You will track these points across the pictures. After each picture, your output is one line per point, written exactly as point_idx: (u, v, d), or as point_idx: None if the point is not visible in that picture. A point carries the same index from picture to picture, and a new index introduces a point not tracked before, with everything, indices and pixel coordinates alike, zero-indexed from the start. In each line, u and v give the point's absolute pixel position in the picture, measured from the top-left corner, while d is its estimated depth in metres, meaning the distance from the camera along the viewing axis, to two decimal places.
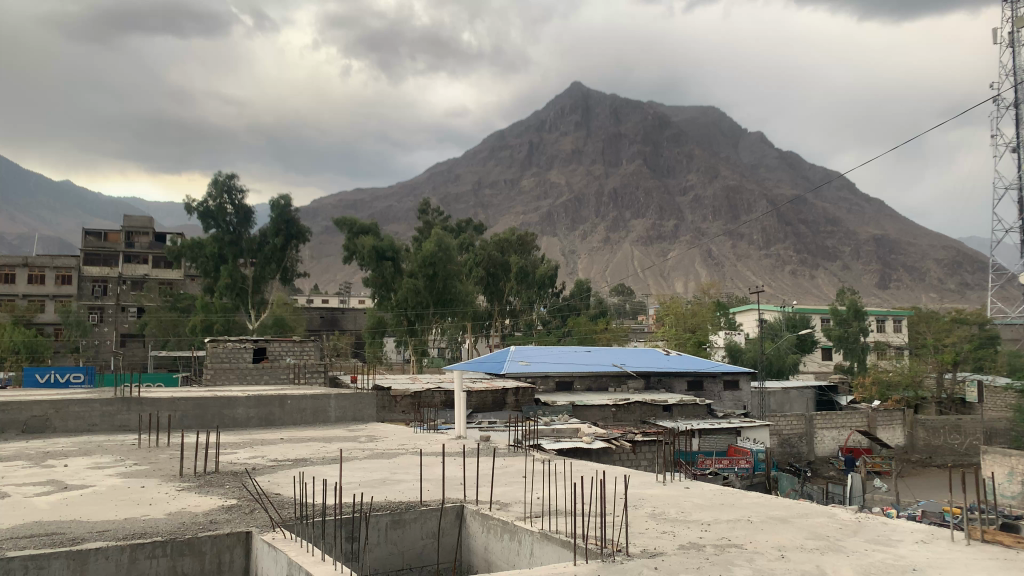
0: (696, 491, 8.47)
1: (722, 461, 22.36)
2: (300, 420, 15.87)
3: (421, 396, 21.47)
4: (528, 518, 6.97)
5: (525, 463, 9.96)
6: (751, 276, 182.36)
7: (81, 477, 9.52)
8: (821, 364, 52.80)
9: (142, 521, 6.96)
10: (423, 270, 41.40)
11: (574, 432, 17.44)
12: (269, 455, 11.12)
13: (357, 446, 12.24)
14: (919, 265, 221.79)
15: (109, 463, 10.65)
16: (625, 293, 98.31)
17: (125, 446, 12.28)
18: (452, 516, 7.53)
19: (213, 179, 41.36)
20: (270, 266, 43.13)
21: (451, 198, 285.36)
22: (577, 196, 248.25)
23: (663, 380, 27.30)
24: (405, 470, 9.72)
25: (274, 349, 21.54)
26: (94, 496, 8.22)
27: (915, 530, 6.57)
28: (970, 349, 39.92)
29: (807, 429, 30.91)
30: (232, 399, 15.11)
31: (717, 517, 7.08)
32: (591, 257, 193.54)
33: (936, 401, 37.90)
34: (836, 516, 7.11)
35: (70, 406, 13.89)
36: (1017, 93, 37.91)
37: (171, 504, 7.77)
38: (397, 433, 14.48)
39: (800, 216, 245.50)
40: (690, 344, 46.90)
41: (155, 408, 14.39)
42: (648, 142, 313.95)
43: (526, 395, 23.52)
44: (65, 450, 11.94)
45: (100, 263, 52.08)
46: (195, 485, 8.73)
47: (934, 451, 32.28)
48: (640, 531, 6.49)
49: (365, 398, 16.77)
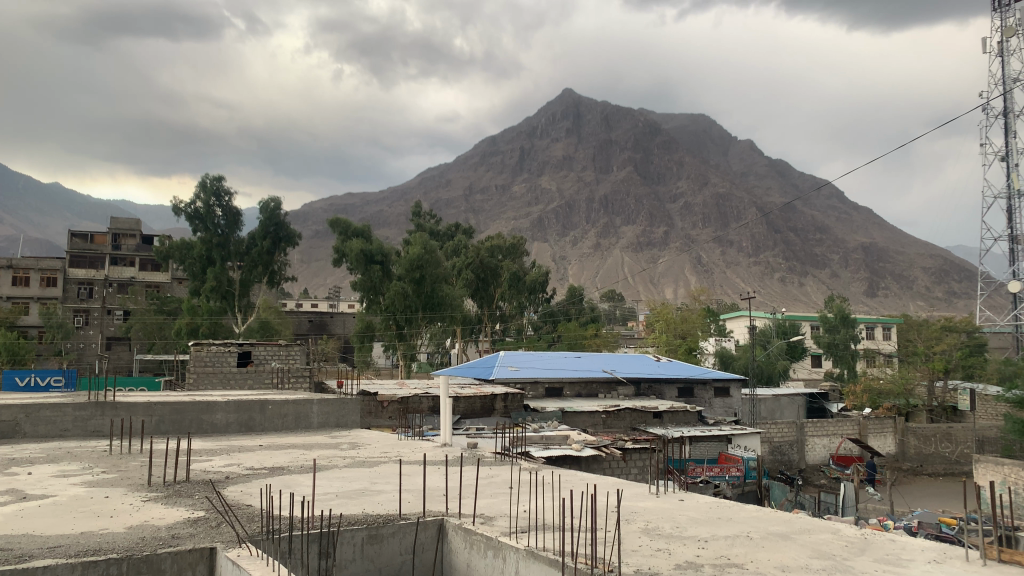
0: (691, 504, 8.08)
1: (714, 469, 21.93)
2: (280, 427, 15.32)
3: (408, 401, 21.07)
4: (513, 534, 6.54)
5: (512, 473, 9.58)
6: (741, 283, 182.67)
7: (44, 485, 8.99)
8: (810, 371, 52.89)
9: (99, 535, 6.46)
10: (410, 274, 40.96)
11: (563, 439, 17.07)
12: (245, 463, 10.63)
13: (337, 453, 11.77)
14: (907, 273, 223.27)
15: (76, 470, 10.12)
16: (613, 299, 97.85)
17: (96, 452, 11.76)
18: (432, 531, 7.09)
19: (201, 180, 40.83)
20: (256, 268, 42.50)
21: (442, 203, 285.53)
22: (568, 202, 248.80)
23: (654, 386, 26.96)
24: (385, 480, 9.28)
25: (259, 352, 20.97)
26: (53, 506, 7.72)
27: (926, 548, 6.20)
28: (960, 357, 39.84)
29: (798, 436, 30.66)
30: (211, 404, 14.61)
31: (715, 533, 6.69)
32: (582, 265, 193.09)
33: (927, 409, 37.49)
34: (841, 531, 6.74)
35: (41, 410, 13.33)
36: (1006, 102, 37.90)
37: (135, 515, 7.28)
38: (381, 440, 14.03)
39: (789, 224, 246.72)
40: (680, 351, 46.71)
41: (130, 413, 13.79)
42: (639, 149, 314.76)
43: (515, 402, 23.01)
44: (31, 456, 11.37)
45: (86, 264, 50.44)
46: (163, 495, 8.25)
47: (925, 459, 32.21)
48: (632, 550, 6.07)
49: (349, 403, 16.32)
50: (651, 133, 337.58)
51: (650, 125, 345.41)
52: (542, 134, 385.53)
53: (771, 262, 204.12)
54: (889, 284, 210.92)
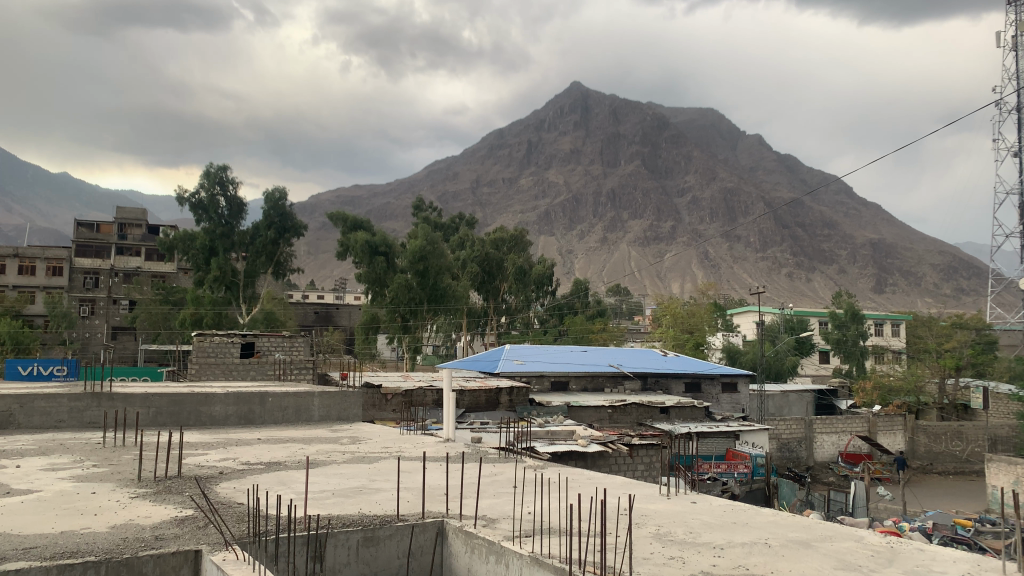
0: (704, 507, 7.67)
1: (721, 465, 22.50)
2: (281, 419, 14.96)
3: (412, 395, 20.68)
4: (517, 538, 6.16)
5: (517, 471, 9.19)
6: (748, 279, 181.74)
7: (29, 480, 8.64)
8: (818, 367, 52.08)
9: (79, 536, 6.10)
10: (413, 266, 40.63)
11: (569, 434, 16.62)
12: (240, 458, 10.28)
13: (335, 448, 11.38)
14: (915, 270, 221.72)
15: (65, 464, 9.77)
16: (619, 293, 97.06)
17: (89, 445, 11.45)
18: (431, 532, 6.71)
19: (205, 169, 40.46)
20: (261, 258, 42.40)
21: (449, 197, 284.99)
22: (574, 196, 247.59)
23: (660, 381, 26.49)
24: (384, 477, 8.92)
25: (263, 344, 20.71)
26: (36, 503, 7.37)
27: (959, 559, 5.80)
28: (971, 355, 39.24)
29: (807, 433, 30.21)
30: (210, 395, 14.31)
31: (730, 539, 6.30)
32: (588, 258, 192.24)
33: (937, 407, 36.82)
34: (865, 539, 6.34)
35: (35, 401, 13.01)
36: (1019, 98, 37.17)
37: (120, 514, 6.92)
38: (382, 435, 13.61)
39: (796, 220, 245.20)
40: (687, 346, 46.30)
41: (127, 404, 13.46)
42: (647, 144, 313.51)
43: (521, 395, 22.54)
44: (23, 448, 11.07)
45: (92, 254, 49.02)
46: (152, 492, 7.91)
47: (935, 457, 31.64)
48: (644, 558, 5.67)
49: (351, 396, 15.87)
50: (659, 127, 335.21)
51: (658, 120, 343.37)
52: (550, 127, 384.08)
53: (779, 258, 202.73)
54: (896, 281, 209.46)
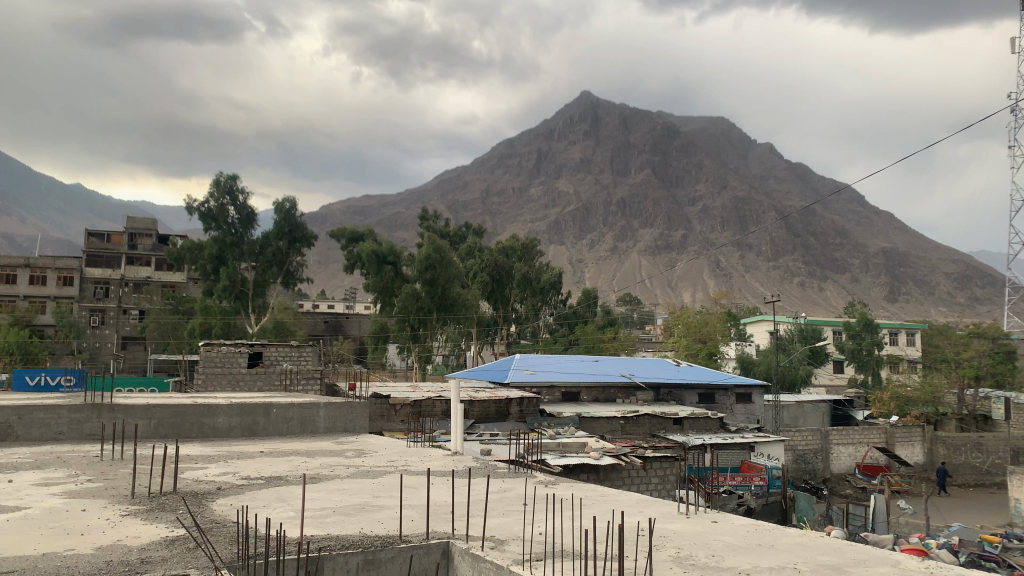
0: (726, 527, 7.22)
1: (736, 478, 21.91)
2: (285, 431, 14.60)
3: (421, 405, 20.27)
4: (527, 562, 5.74)
5: (528, 488, 8.77)
6: (760, 288, 180.19)
7: (18, 496, 8.29)
8: (833, 377, 51.26)
9: (60, 559, 5.74)
10: (422, 275, 40.19)
11: (581, 446, 16.14)
12: (240, 472, 9.90)
13: (338, 462, 10.98)
14: (929, 279, 219.12)
15: (58, 479, 9.42)
16: (630, 303, 96.24)
17: (85, 458, 11.10)
18: (436, 554, 6.30)
19: (215, 179, 40.54)
20: (271, 269, 42.13)
21: (459, 205, 285.08)
22: (585, 205, 246.75)
23: (674, 392, 25.99)
24: (387, 494, 8.52)
25: (271, 353, 20.34)
26: (21, 521, 7.01)
27: None
28: (991, 364, 38.44)
29: (823, 444, 29.55)
30: (212, 407, 13.96)
31: (756, 563, 5.86)
32: (599, 268, 191.28)
33: (956, 417, 35.90)
34: (901, 564, 5.87)
35: (34, 412, 12.72)
36: None
37: (107, 534, 6.56)
38: (389, 447, 13.20)
39: (808, 228, 243.44)
40: (700, 355, 45.63)
41: (127, 416, 13.12)
42: (657, 153, 313.11)
43: (530, 406, 22.04)
44: (18, 462, 10.74)
45: (103, 264, 50.77)
46: (144, 509, 7.55)
47: (955, 468, 30.87)
48: None
49: (357, 406, 15.46)
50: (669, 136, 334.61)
51: (668, 130, 342.70)
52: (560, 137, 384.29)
53: (791, 267, 200.99)
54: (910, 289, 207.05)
